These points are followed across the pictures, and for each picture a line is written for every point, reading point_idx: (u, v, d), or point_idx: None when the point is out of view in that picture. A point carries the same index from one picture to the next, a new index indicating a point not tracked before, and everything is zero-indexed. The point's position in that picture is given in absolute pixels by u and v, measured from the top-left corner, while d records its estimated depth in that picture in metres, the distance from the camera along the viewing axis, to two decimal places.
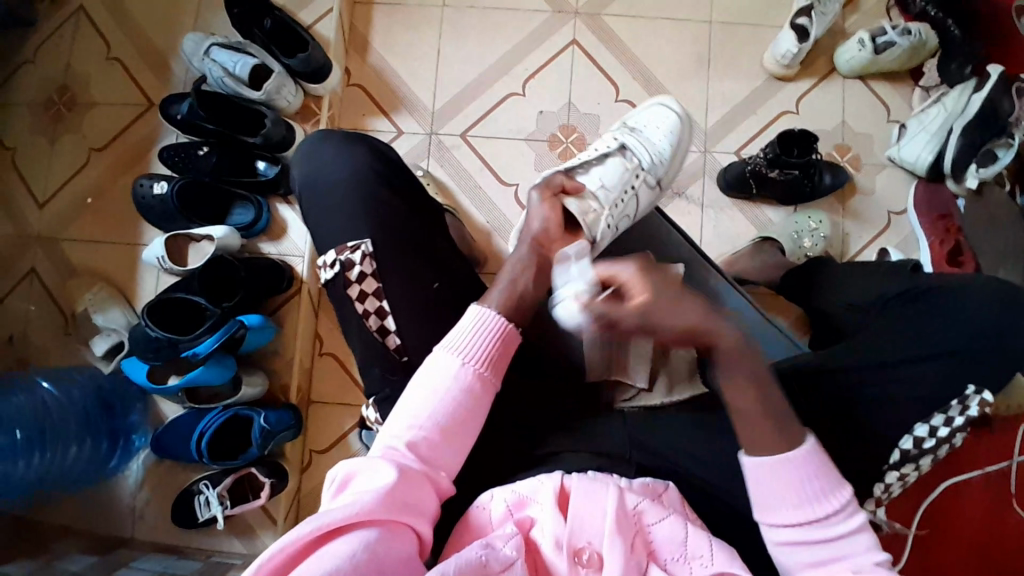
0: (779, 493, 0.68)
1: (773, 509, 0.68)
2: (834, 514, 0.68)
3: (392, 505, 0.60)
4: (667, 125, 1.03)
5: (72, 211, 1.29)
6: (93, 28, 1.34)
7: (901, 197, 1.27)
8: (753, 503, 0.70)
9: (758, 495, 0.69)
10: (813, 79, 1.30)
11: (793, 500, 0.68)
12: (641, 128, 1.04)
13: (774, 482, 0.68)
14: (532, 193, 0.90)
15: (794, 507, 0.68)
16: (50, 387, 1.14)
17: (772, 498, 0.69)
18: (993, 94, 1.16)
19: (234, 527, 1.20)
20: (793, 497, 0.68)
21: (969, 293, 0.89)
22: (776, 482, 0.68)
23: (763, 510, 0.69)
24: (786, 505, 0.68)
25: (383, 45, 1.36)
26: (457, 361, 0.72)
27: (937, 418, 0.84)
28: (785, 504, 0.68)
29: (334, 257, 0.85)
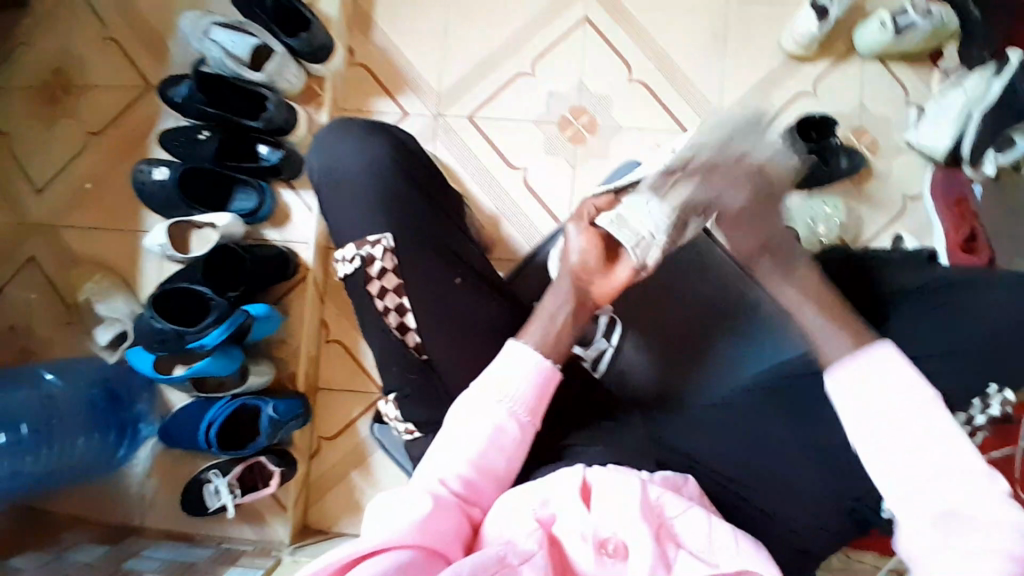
0: (875, 401, 0.65)
1: (866, 419, 0.65)
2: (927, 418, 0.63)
3: (422, 530, 0.62)
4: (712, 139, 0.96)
5: (73, 198, 1.27)
6: (88, 7, 1.30)
7: (917, 181, 1.25)
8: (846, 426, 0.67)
9: (852, 408, 0.66)
10: (830, 60, 1.27)
11: (893, 415, 0.64)
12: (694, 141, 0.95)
13: (869, 390, 0.65)
14: (568, 225, 0.87)
15: (890, 414, 0.64)
16: (54, 379, 1.15)
17: (860, 411, 0.65)
18: (1013, 79, 1.11)
19: (245, 514, 1.20)
20: (891, 400, 0.64)
21: (991, 293, 0.87)
22: (868, 390, 0.65)
23: (853, 428, 0.66)
24: (881, 414, 0.64)
25: (387, 22, 1.32)
26: (495, 398, 0.74)
27: (960, 414, 0.88)
28: (883, 412, 0.64)
29: (354, 251, 0.82)
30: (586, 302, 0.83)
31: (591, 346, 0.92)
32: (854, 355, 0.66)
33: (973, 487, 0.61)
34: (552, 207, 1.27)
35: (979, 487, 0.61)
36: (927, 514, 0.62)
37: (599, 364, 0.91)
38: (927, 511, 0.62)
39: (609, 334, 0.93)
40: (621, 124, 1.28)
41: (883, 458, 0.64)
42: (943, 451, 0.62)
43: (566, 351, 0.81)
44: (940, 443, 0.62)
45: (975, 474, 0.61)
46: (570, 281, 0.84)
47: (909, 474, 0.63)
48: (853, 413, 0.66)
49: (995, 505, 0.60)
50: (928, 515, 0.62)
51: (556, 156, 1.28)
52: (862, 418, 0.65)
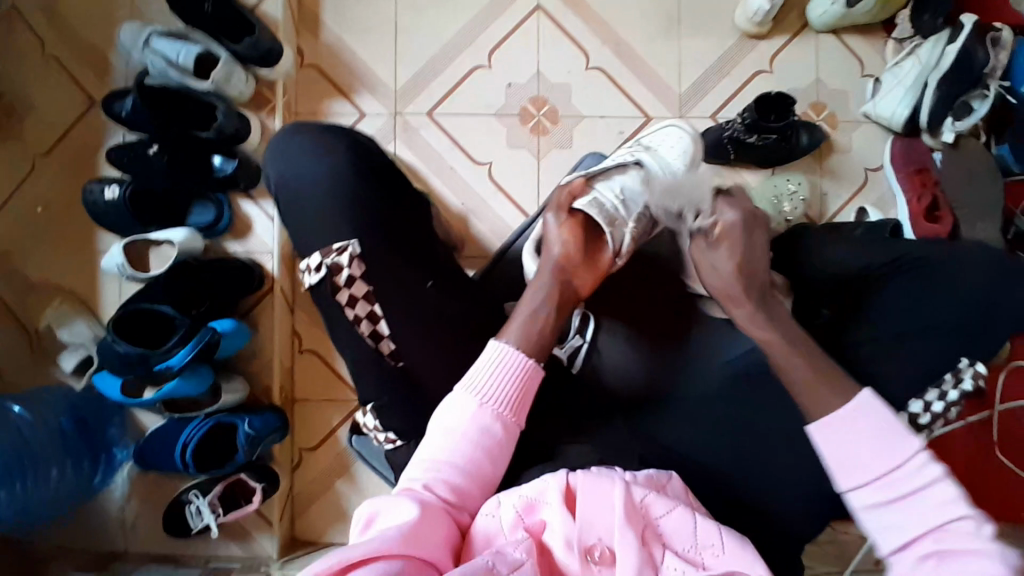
0: (860, 452, 0.67)
1: (864, 469, 0.67)
2: (914, 463, 0.66)
3: (413, 539, 0.60)
4: (681, 143, 0.97)
5: (25, 222, 1.23)
6: (21, 23, 1.25)
7: (876, 152, 1.26)
8: (828, 470, 0.69)
9: (835, 456, 0.68)
10: (786, 36, 1.27)
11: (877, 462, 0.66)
12: (655, 146, 0.98)
13: (853, 442, 0.68)
14: (547, 214, 0.87)
15: (870, 467, 0.66)
16: (21, 411, 1.10)
17: (852, 454, 0.68)
18: (968, 44, 1.11)
19: (230, 532, 1.19)
20: (875, 455, 0.67)
21: (952, 268, 0.89)
22: (850, 444, 0.68)
23: (841, 469, 0.68)
24: (875, 476, 0.66)
25: (335, 21, 1.29)
26: (472, 400, 0.73)
27: (931, 393, 0.85)
28: (876, 459, 0.66)
29: (320, 260, 0.79)
30: (568, 295, 0.82)
31: (566, 343, 0.88)
32: (844, 412, 0.69)
33: (952, 543, 0.63)
34: (520, 202, 1.26)
35: (966, 534, 0.63)
36: (913, 558, 0.64)
37: (574, 361, 0.88)
38: (912, 555, 0.64)
39: (583, 330, 0.88)
40: (582, 112, 1.27)
41: (863, 508, 0.67)
42: (927, 497, 0.65)
43: (547, 350, 0.79)
44: (933, 503, 0.65)
45: (961, 521, 0.64)
46: (553, 270, 0.82)
47: (902, 525, 0.65)
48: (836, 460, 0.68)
49: (983, 544, 0.62)
50: (914, 561, 0.64)
51: (519, 149, 1.27)
52: (853, 472, 0.67)
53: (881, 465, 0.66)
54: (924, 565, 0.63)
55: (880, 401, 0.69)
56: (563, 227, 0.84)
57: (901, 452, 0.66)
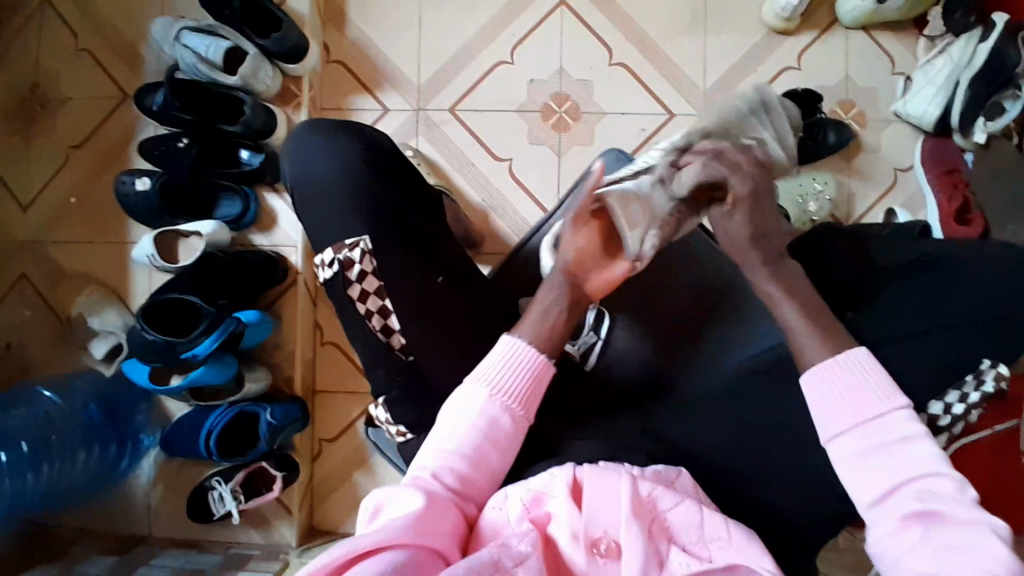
0: (845, 398, 0.66)
1: (839, 417, 0.65)
2: (895, 414, 0.64)
3: (419, 530, 0.60)
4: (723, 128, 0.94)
5: (58, 212, 1.27)
6: (60, 20, 1.29)
7: (907, 152, 1.24)
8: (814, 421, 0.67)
9: (825, 408, 0.67)
10: (813, 33, 1.25)
11: (869, 415, 0.64)
12: None
13: (837, 394, 0.67)
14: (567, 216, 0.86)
15: (852, 414, 0.65)
16: (53, 396, 1.15)
17: (838, 407, 0.66)
18: (999, 43, 1.08)
19: (250, 519, 1.22)
20: (860, 398, 0.65)
21: (977, 272, 0.87)
22: (841, 386, 0.67)
23: (826, 421, 0.66)
24: (853, 412, 0.65)
25: (360, 16, 1.30)
26: (481, 389, 0.73)
27: (952, 394, 0.83)
28: (854, 409, 0.65)
29: (332, 256, 0.80)
30: (580, 297, 0.81)
31: (579, 339, 0.92)
32: (823, 363, 0.68)
33: (932, 485, 0.60)
34: (540, 199, 1.26)
35: (949, 492, 0.59)
36: (897, 515, 0.60)
37: (588, 358, 0.91)
38: (895, 513, 0.61)
39: (597, 326, 0.92)
40: (603, 109, 1.26)
41: (846, 457, 0.64)
42: (904, 448, 0.63)
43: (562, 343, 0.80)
44: (904, 443, 0.63)
45: (936, 475, 0.61)
46: (564, 275, 0.82)
47: (871, 472, 0.63)
48: (830, 410, 0.66)
49: (964, 508, 0.58)
50: (897, 516, 0.60)
51: (540, 145, 1.27)
52: (832, 416, 0.66)
53: (868, 410, 0.65)
54: (905, 527, 0.59)
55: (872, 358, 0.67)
56: (578, 231, 0.83)
57: (881, 404, 0.64)
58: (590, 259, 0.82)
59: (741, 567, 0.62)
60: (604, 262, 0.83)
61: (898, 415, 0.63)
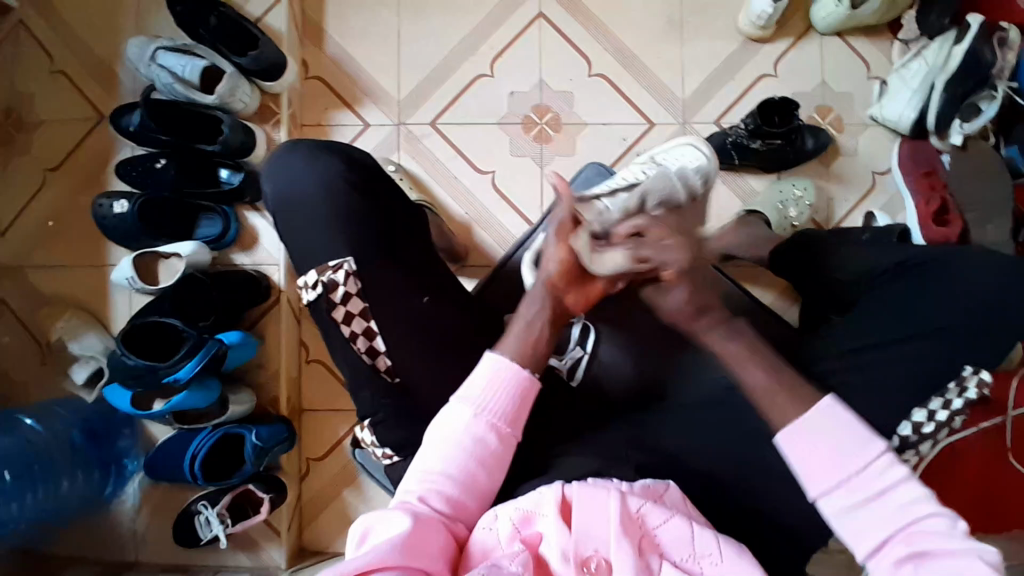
0: (829, 454, 0.61)
1: (825, 474, 0.61)
2: (882, 464, 0.60)
3: (408, 553, 0.60)
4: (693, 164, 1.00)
5: (36, 236, 1.25)
6: (32, 42, 1.27)
7: (884, 155, 1.25)
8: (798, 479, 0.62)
9: (808, 463, 0.62)
10: (789, 40, 1.26)
11: (858, 472, 0.60)
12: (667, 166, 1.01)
13: (822, 449, 0.62)
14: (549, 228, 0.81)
15: (840, 467, 0.61)
16: (34, 424, 1.13)
17: (824, 457, 0.62)
18: (975, 44, 1.11)
19: (239, 542, 1.20)
20: (843, 453, 0.61)
21: (956, 275, 0.88)
22: (822, 443, 0.62)
23: (813, 478, 0.61)
24: (836, 468, 0.61)
25: (338, 33, 1.30)
26: (466, 408, 0.73)
27: (934, 401, 0.82)
28: (840, 461, 0.61)
29: (316, 278, 0.79)
30: (561, 313, 0.80)
31: (566, 354, 0.92)
32: (798, 419, 0.63)
33: (925, 524, 0.58)
34: (525, 211, 1.26)
35: (940, 529, 0.58)
36: (891, 563, 0.58)
37: (574, 372, 0.91)
38: (891, 558, 0.58)
39: (583, 341, 0.93)
40: (584, 119, 1.27)
41: (836, 513, 0.61)
42: (893, 493, 0.60)
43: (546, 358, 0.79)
44: (891, 487, 0.60)
45: (927, 515, 0.59)
46: (546, 289, 0.81)
47: (859, 525, 0.60)
48: (814, 464, 0.62)
49: (961, 544, 0.57)
50: (894, 561, 0.58)
51: (521, 157, 1.27)
52: (817, 476, 0.61)
53: (851, 463, 0.61)
54: (902, 569, 0.57)
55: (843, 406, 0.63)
56: (560, 246, 0.80)
57: (867, 448, 0.61)
58: (573, 274, 0.81)
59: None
60: (585, 280, 0.83)
61: (882, 461, 0.60)
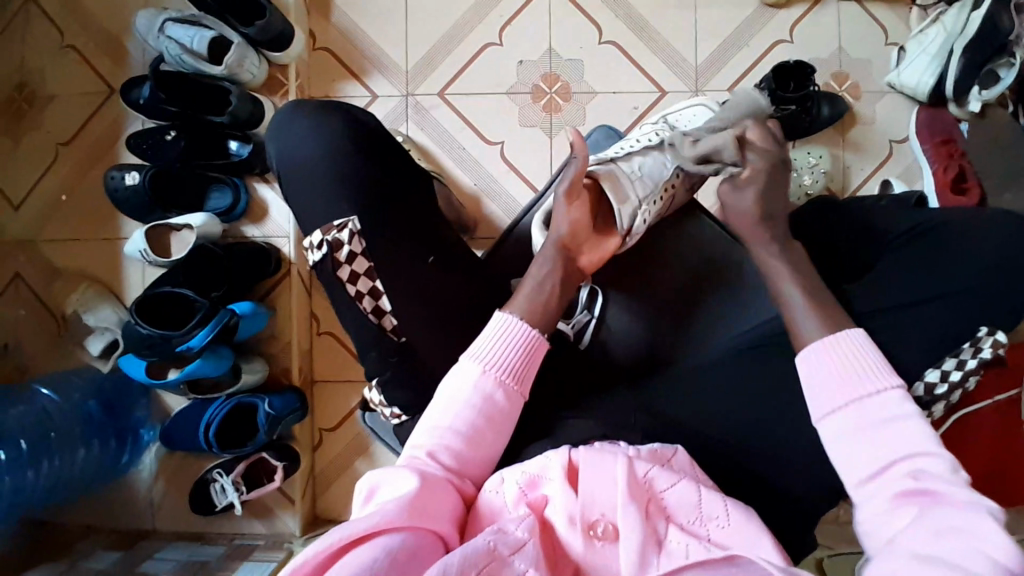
0: (844, 381, 0.67)
1: (833, 395, 0.66)
2: (888, 396, 0.65)
3: (416, 513, 0.60)
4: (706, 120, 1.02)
5: (50, 210, 1.26)
6: (42, 15, 1.27)
7: (903, 123, 1.22)
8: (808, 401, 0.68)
9: (820, 386, 0.68)
10: (805, 5, 1.23)
11: (866, 402, 0.65)
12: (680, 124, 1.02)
13: (831, 372, 0.68)
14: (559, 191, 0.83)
15: (849, 392, 0.66)
16: (51, 393, 1.16)
17: (834, 382, 0.67)
18: (992, 10, 1.07)
19: (253, 511, 1.22)
20: (854, 381, 0.66)
21: (973, 239, 0.86)
22: (836, 369, 0.68)
23: (820, 398, 0.67)
24: (847, 395, 0.66)
25: (346, 3, 1.29)
26: (475, 366, 0.73)
27: (948, 361, 0.81)
28: (850, 389, 0.66)
29: (321, 237, 0.79)
30: (573, 273, 0.82)
31: (573, 319, 0.91)
32: (815, 342, 0.70)
33: (927, 464, 0.61)
34: (533, 180, 1.25)
35: (938, 467, 0.60)
36: (887, 494, 0.60)
37: (582, 337, 0.91)
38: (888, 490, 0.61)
39: (591, 305, 0.92)
40: (595, 89, 1.25)
41: (839, 437, 0.65)
42: (896, 430, 0.63)
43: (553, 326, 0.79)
44: (897, 423, 0.63)
45: (929, 454, 0.61)
46: (557, 250, 0.81)
47: (860, 454, 0.63)
48: (823, 386, 0.67)
49: (957, 486, 0.58)
50: (891, 493, 0.60)
51: (531, 127, 1.26)
52: (820, 397, 0.67)
53: (862, 390, 0.65)
54: (897, 500, 0.60)
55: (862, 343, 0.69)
56: (571, 206, 0.82)
57: (878, 381, 0.66)
58: (582, 232, 0.83)
59: (739, 557, 0.58)
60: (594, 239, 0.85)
61: (893, 394, 0.65)
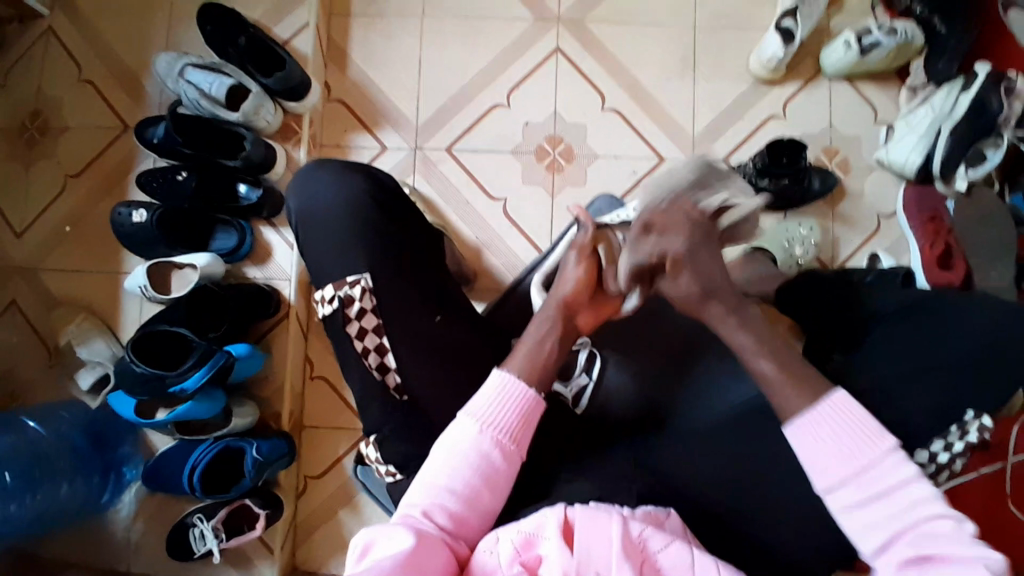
0: (840, 446, 0.67)
1: (831, 470, 0.66)
2: (886, 462, 0.65)
3: (410, 569, 0.60)
4: None
5: (52, 240, 1.27)
6: (65, 52, 1.31)
7: (890, 199, 1.27)
8: (808, 473, 0.68)
9: (817, 458, 0.67)
10: (799, 83, 1.29)
11: (863, 471, 0.65)
12: None
13: (830, 438, 0.67)
14: (570, 253, 0.88)
15: (845, 461, 0.66)
16: (38, 426, 1.13)
17: (828, 453, 0.67)
18: (982, 92, 1.12)
19: (233, 556, 1.19)
20: (852, 446, 0.66)
21: (960, 315, 0.89)
22: (831, 440, 0.67)
23: (818, 471, 0.67)
24: (843, 466, 0.66)
25: (361, 59, 1.33)
26: (473, 426, 0.73)
27: (936, 443, 0.85)
28: (848, 458, 0.66)
29: (333, 291, 0.81)
30: (570, 330, 0.83)
31: (572, 381, 0.93)
32: (811, 409, 0.69)
33: (932, 526, 0.62)
34: (533, 236, 1.28)
35: (945, 531, 0.61)
36: (895, 564, 0.62)
37: (579, 400, 0.92)
38: (895, 560, 0.62)
39: (589, 368, 0.94)
40: (596, 151, 1.29)
41: (842, 507, 0.66)
42: (897, 495, 0.64)
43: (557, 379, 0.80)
44: (899, 489, 0.64)
45: (936, 516, 0.62)
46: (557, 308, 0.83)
47: (868, 523, 0.64)
48: (820, 458, 0.67)
49: (967, 548, 0.60)
50: (896, 563, 0.62)
51: (533, 184, 1.29)
52: (820, 469, 0.67)
53: (860, 457, 0.66)
54: (907, 571, 0.61)
55: (856, 406, 0.68)
56: (579, 264, 0.86)
57: (874, 447, 0.66)
58: (584, 293, 0.85)
59: None
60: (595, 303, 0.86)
61: (891, 458, 0.65)
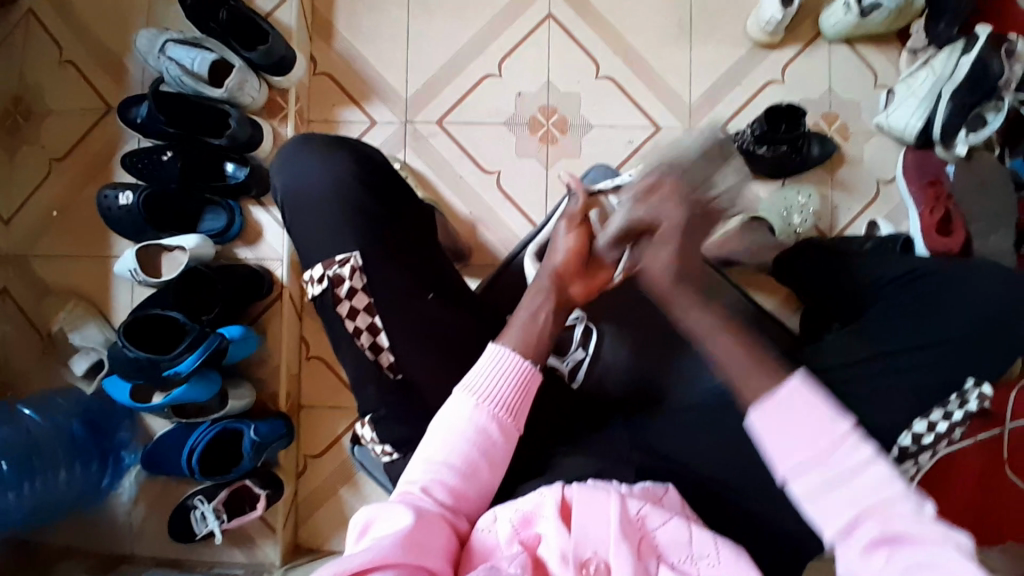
0: (797, 429, 0.60)
1: (792, 454, 0.60)
2: (845, 444, 0.59)
3: (411, 548, 0.60)
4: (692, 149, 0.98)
5: (40, 226, 1.25)
6: (43, 31, 1.27)
7: (890, 164, 1.25)
8: (766, 457, 0.62)
9: (776, 443, 0.61)
10: (797, 47, 1.26)
11: (823, 454, 0.59)
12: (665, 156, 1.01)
13: (783, 420, 0.61)
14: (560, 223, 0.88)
15: (806, 446, 0.60)
16: (33, 414, 1.13)
17: (787, 437, 0.60)
18: (982, 55, 1.11)
19: (236, 536, 1.20)
20: (812, 429, 0.60)
21: (961, 284, 0.88)
22: (789, 422, 0.61)
23: (783, 456, 0.60)
24: (804, 450, 0.60)
25: (347, 30, 1.30)
26: (471, 401, 0.73)
27: (936, 413, 0.83)
28: (806, 443, 0.60)
29: (322, 271, 0.79)
30: (563, 299, 0.83)
31: (568, 356, 0.93)
32: (774, 393, 0.62)
33: (895, 510, 0.57)
34: (528, 210, 1.26)
35: (908, 514, 0.57)
36: (860, 547, 0.57)
37: (576, 374, 0.93)
38: (860, 545, 0.57)
39: (586, 343, 0.94)
40: (591, 122, 1.27)
41: (805, 493, 0.59)
42: (859, 476, 0.58)
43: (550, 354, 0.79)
44: (859, 471, 0.58)
45: (897, 497, 0.57)
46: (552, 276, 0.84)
47: (831, 507, 0.59)
48: (777, 442, 0.61)
49: (933, 531, 0.56)
50: (863, 546, 0.57)
51: (527, 156, 1.27)
52: (783, 453, 0.60)
53: (820, 440, 0.60)
54: (873, 553, 0.56)
55: (810, 387, 0.61)
56: (570, 233, 0.86)
57: (832, 429, 0.60)
58: (577, 259, 0.84)
59: None
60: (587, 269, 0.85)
61: (847, 440, 0.59)
